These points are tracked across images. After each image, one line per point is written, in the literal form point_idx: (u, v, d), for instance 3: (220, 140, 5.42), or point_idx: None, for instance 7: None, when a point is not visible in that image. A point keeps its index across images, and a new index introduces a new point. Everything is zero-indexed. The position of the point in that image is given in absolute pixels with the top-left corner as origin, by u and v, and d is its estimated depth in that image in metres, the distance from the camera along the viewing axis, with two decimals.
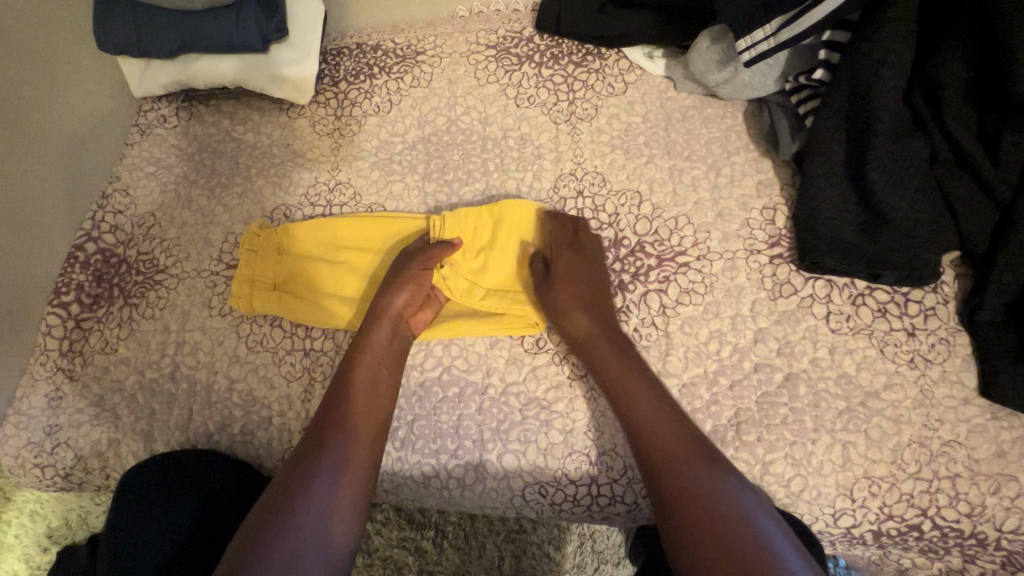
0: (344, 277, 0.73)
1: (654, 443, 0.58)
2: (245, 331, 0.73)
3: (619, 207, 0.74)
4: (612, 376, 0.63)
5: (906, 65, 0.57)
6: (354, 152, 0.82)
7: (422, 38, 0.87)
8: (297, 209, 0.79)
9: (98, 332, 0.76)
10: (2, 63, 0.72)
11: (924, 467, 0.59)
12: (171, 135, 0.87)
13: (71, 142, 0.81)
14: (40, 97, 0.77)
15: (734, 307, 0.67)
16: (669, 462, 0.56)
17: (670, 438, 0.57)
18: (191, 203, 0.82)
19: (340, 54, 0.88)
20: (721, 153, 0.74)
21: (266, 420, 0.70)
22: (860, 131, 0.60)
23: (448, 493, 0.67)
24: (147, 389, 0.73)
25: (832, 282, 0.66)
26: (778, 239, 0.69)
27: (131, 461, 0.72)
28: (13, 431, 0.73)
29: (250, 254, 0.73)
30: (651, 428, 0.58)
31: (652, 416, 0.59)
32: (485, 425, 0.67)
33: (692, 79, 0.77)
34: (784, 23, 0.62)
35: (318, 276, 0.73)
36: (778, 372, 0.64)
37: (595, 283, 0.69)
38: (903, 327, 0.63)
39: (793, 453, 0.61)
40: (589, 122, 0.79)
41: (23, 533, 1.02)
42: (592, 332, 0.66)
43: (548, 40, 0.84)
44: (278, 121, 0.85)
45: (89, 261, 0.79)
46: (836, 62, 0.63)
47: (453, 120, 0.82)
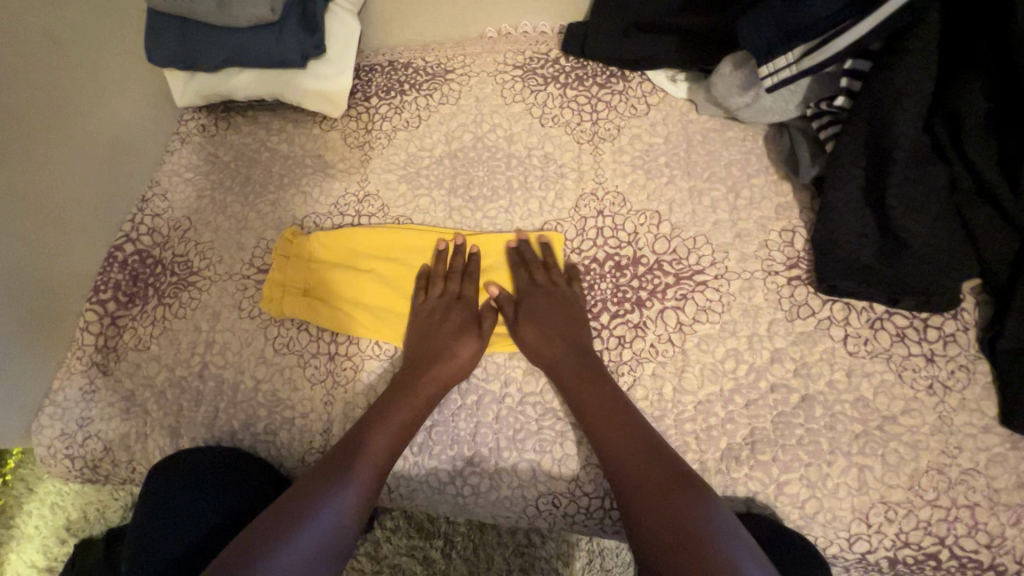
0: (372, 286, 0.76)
1: (636, 475, 0.58)
2: (272, 333, 0.76)
3: (638, 225, 0.75)
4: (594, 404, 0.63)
5: (927, 95, 0.57)
6: (383, 165, 0.85)
7: (451, 57, 0.91)
8: (326, 218, 0.82)
9: (132, 329, 0.79)
10: (58, 72, 0.78)
11: (942, 494, 0.59)
12: (208, 143, 0.90)
13: (115, 147, 0.85)
14: (90, 104, 0.82)
15: (751, 327, 0.68)
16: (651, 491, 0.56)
17: (647, 472, 0.57)
18: (225, 208, 0.85)
19: (372, 70, 0.92)
20: (741, 175, 0.76)
21: (289, 420, 0.72)
22: (881, 158, 0.61)
23: (462, 500, 0.69)
24: (177, 386, 0.76)
25: (850, 305, 0.66)
26: (796, 260, 0.70)
27: (157, 456, 0.75)
28: (48, 421, 0.76)
29: (283, 260, 0.77)
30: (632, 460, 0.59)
31: (634, 446, 0.59)
32: (501, 434, 0.68)
33: (713, 101, 0.79)
34: (806, 51, 0.63)
35: (345, 284, 0.75)
36: (794, 393, 0.64)
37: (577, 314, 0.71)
38: (922, 353, 0.63)
39: (808, 474, 0.61)
40: (612, 142, 0.81)
41: (43, 524, 1.05)
42: (567, 361, 0.67)
43: (573, 62, 0.87)
44: (311, 133, 0.89)
45: (127, 260, 0.83)
46: (858, 89, 0.64)
47: (479, 136, 0.85)
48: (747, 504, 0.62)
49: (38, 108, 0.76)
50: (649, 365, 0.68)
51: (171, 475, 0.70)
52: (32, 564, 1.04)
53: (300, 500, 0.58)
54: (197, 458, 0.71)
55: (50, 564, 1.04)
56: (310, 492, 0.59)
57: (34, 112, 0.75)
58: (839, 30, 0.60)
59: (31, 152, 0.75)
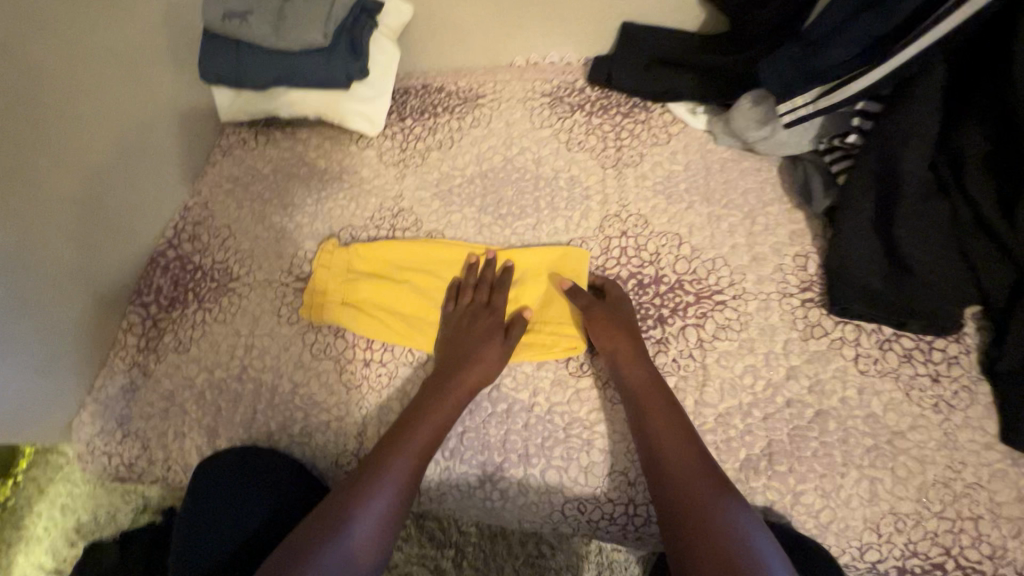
0: (404, 297, 0.80)
1: (672, 477, 0.61)
2: (310, 339, 0.79)
3: (660, 246, 0.80)
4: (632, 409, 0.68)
5: (933, 137, 0.62)
6: (417, 182, 0.89)
7: (483, 83, 0.96)
8: (362, 231, 0.86)
9: (172, 331, 0.82)
10: (120, 87, 0.82)
11: (948, 506, 0.63)
12: (249, 156, 0.95)
13: (161, 157, 0.89)
14: (143, 116, 0.86)
15: (767, 345, 0.72)
16: (683, 495, 0.60)
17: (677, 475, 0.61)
18: (264, 218, 0.89)
19: (407, 93, 0.97)
20: (757, 203, 0.81)
21: (325, 423, 0.75)
22: (890, 193, 0.66)
23: (490, 504, 0.71)
24: (215, 387, 0.78)
25: (860, 327, 0.71)
26: (809, 284, 0.75)
27: (193, 455, 0.77)
28: (88, 418, 0.80)
29: (324, 270, 0.81)
30: (670, 460, 0.62)
31: (676, 450, 0.63)
32: (530, 441, 0.71)
33: (731, 134, 0.84)
34: (821, 93, 0.70)
35: (384, 295, 0.79)
36: (809, 408, 0.68)
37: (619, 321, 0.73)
38: (928, 373, 0.68)
39: (823, 485, 0.65)
40: (635, 168, 0.86)
41: (54, 525, 1.06)
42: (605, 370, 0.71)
43: (598, 92, 0.92)
44: (348, 149, 0.93)
45: (169, 265, 0.86)
46: (868, 128, 0.70)
47: (508, 158, 0.90)
48: (765, 513, 0.65)
49: (100, 122, 0.80)
50: (671, 379, 0.72)
51: (218, 470, 0.73)
52: (40, 565, 1.05)
53: (346, 497, 0.62)
54: (241, 455, 0.74)
55: (58, 566, 1.05)
56: (355, 489, 0.63)
57: (98, 125, 0.79)
58: (855, 75, 0.66)
59: (90, 163, 0.79)
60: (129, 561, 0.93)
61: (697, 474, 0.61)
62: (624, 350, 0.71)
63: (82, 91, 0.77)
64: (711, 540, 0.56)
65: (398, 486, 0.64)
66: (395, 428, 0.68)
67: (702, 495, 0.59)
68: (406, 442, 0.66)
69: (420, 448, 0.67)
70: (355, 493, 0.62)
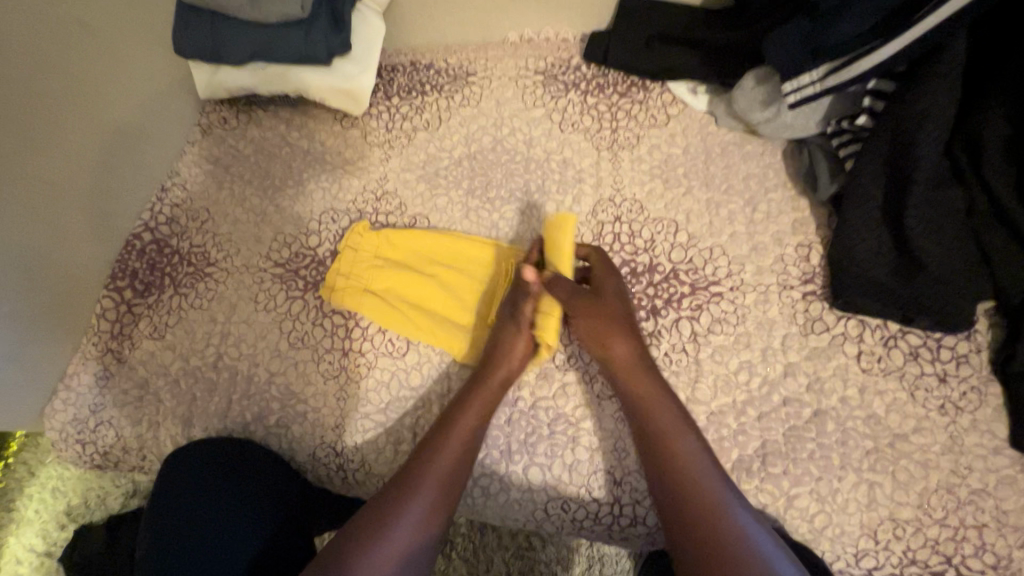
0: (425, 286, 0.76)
1: (688, 487, 0.56)
2: (288, 327, 0.76)
3: (655, 233, 0.76)
4: (637, 408, 0.62)
5: (950, 118, 0.58)
6: (402, 164, 0.85)
7: (474, 59, 0.91)
8: (344, 214, 0.83)
9: (147, 317, 0.80)
10: (89, 62, 0.78)
11: (950, 514, 0.59)
12: (229, 135, 0.91)
13: (137, 136, 0.85)
14: (117, 92, 0.82)
15: (765, 340, 0.68)
16: (698, 503, 0.55)
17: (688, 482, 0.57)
18: (244, 201, 0.85)
19: (394, 70, 0.92)
20: (758, 189, 0.77)
21: (301, 414, 0.72)
22: (901, 179, 0.62)
23: (471, 501, 0.69)
24: (191, 375, 0.76)
25: (864, 322, 0.67)
26: (811, 276, 0.71)
27: (168, 444, 0.75)
28: (61, 406, 0.77)
29: (350, 251, 0.78)
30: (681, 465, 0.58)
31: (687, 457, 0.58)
32: (513, 437, 0.68)
33: (733, 115, 0.80)
34: (831, 69, 0.65)
35: (410, 285, 0.76)
36: (806, 407, 0.65)
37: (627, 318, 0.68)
38: (935, 372, 0.64)
39: (818, 488, 0.61)
40: (631, 151, 0.82)
41: (44, 508, 1.05)
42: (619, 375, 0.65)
43: (595, 70, 0.88)
44: (332, 129, 0.89)
45: (145, 249, 0.83)
46: (880, 109, 0.64)
47: (498, 139, 0.85)
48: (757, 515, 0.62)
49: (68, 98, 0.76)
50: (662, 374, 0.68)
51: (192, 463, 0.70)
52: (31, 548, 1.04)
53: (373, 522, 0.57)
54: (216, 447, 0.71)
55: (50, 549, 1.04)
56: (381, 513, 0.58)
57: (66, 101, 0.75)
58: (869, 49, 0.61)
59: (58, 141, 0.75)
60: (114, 547, 0.92)
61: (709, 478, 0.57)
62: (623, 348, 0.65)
63: (48, 65, 0.73)
64: (736, 557, 0.52)
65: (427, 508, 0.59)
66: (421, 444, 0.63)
67: (716, 504, 0.55)
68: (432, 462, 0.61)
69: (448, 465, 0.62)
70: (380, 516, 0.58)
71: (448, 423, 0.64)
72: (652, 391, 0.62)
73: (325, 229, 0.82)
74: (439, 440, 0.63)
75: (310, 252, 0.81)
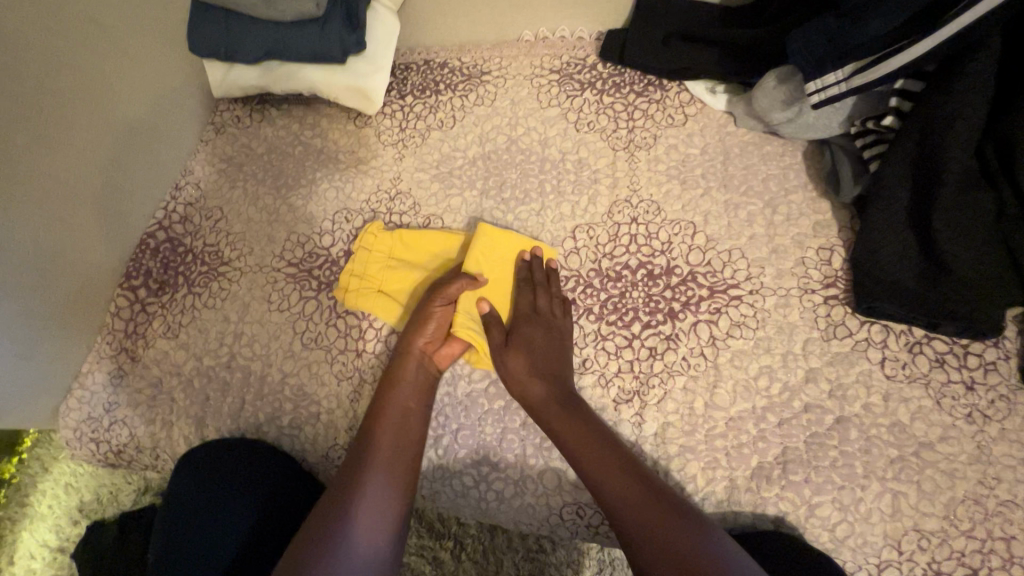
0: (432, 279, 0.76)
1: (621, 503, 0.57)
2: (301, 328, 0.76)
3: (672, 235, 0.74)
4: (557, 431, 0.63)
5: (983, 118, 0.56)
6: (416, 164, 0.85)
7: (488, 58, 0.90)
8: (357, 214, 0.82)
9: (161, 317, 0.80)
10: (104, 61, 0.78)
11: (977, 525, 0.58)
12: (242, 134, 0.91)
13: (152, 135, 0.85)
14: (132, 91, 0.82)
15: (786, 344, 0.67)
16: (635, 514, 0.56)
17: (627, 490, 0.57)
18: (257, 200, 0.85)
19: (408, 69, 0.92)
20: (778, 191, 0.75)
21: (315, 416, 0.72)
22: (929, 182, 0.60)
23: (485, 505, 0.68)
24: (204, 375, 0.76)
25: (887, 327, 0.66)
26: (833, 279, 0.69)
27: (181, 444, 0.75)
28: (75, 404, 0.78)
29: (364, 252, 0.77)
30: (610, 483, 0.58)
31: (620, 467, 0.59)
32: (528, 441, 0.68)
33: (753, 115, 0.78)
34: (857, 69, 0.63)
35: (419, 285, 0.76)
36: (828, 414, 0.63)
37: (558, 345, 0.69)
38: (962, 380, 0.62)
39: (840, 497, 0.60)
40: (648, 151, 0.80)
41: (57, 503, 1.06)
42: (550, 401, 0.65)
43: (611, 69, 0.87)
44: (346, 128, 0.89)
45: (159, 248, 0.83)
46: (908, 110, 0.63)
47: (513, 139, 0.84)
48: (777, 524, 0.61)
49: (84, 97, 0.76)
50: (680, 379, 0.67)
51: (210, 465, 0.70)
52: (44, 544, 1.04)
53: (308, 546, 0.55)
54: (233, 451, 0.71)
55: (63, 544, 1.04)
56: (317, 536, 0.56)
57: (82, 100, 0.75)
58: (896, 49, 0.60)
59: (73, 140, 0.75)
60: (126, 544, 0.92)
61: (638, 487, 0.57)
62: (540, 380, 0.66)
63: (64, 65, 0.73)
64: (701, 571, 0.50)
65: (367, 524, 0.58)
66: (349, 466, 0.62)
67: (654, 511, 0.55)
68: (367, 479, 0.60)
69: (383, 481, 0.61)
70: (315, 539, 0.55)
71: (378, 440, 0.63)
72: (564, 414, 0.63)
73: (338, 229, 0.81)
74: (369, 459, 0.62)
75: (323, 252, 0.80)
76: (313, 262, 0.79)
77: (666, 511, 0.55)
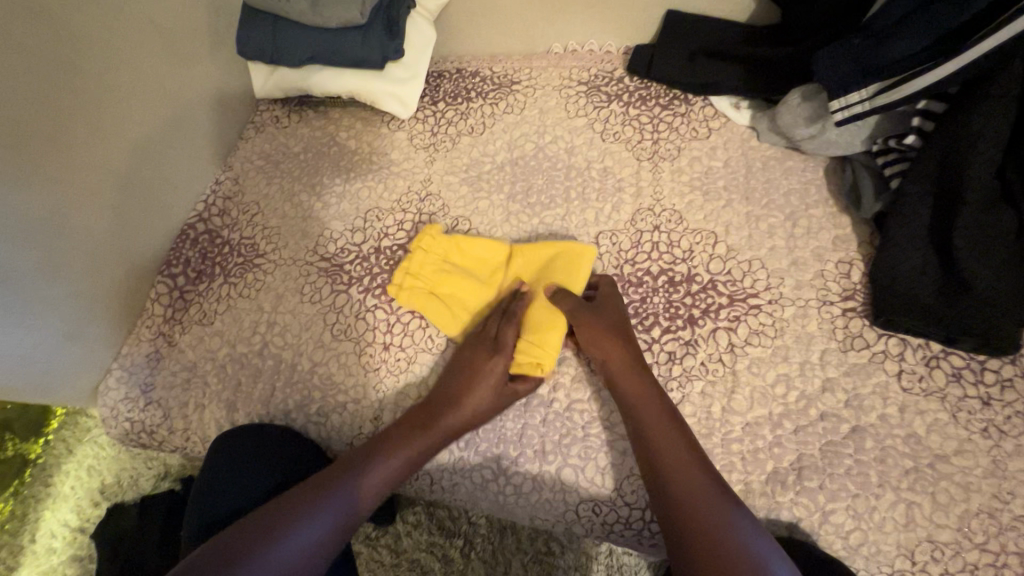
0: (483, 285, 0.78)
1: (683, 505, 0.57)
2: (331, 320, 0.78)
3: (694, 244, 0.76)
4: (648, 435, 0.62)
5: (1003, 140, 0.57)
6: (447, 167, 0.88)
7: (519, 69, 0.94)
8: (388, 213, 0.85)
9: (198, 304, 0.83)
10: (158, 61, 0.83)
11: (992, 538, 0.58)
12: (281, 133, 0.95)
13: (197, 133, 0.90)
14: (182, 90, 0.87)
15: (803, 354, 0.68)
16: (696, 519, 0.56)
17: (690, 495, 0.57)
18: (293, 196, 0.89)
19: (441, 76, 0.96)
20: (799, 205, 0.77)
21: (341, 405, 0.75)
22: (951, 199, 0.61)
23: (503, 498, 0.70)
24: (237, 361, 0.79)
25: (905, 341, 0.67)
26: (852, 292, 0.71)
27: (211, 427, 0.78)
28: (114, 384, 0.81)
29: (421, 254, 0.79)
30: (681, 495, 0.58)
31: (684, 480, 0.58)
32: (548, 437, 0.69)
33: (776, 131, 0.80)
34: (880, 89, 0.66)
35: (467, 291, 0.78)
36: (844, 423, 0.64)
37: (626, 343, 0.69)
38: (978, 395, 0.63)
39: (855, 505, 0.61)
40: (671, 162, 0.83)
41: (78, 485, 1.09)
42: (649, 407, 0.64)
43: (637, 83, 0.89)
44: (380, 131, 0.92)
45: (198, 238, 0.87)
46: (929, 130, 0.65)
47: (541, 146, 0.87)
48: (790, 529, 0.62)
49: (139, 94, 0.80)
50: (698, 383, 0.69)
51: (246, 442, 0.73)
52: (64, 524, 1.06)
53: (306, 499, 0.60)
54: (266, 435, 0.73)
55: (82, 525, 1.06)
56: (310, 494, 0.60)
57: (137, 97, 0.80)
58: (917, 72, 0.62)
59: (126, 134, 0.79)
60: (146, 526, 0.95)
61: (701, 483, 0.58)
62: (625, 377, 0.67)
63: (123, 65, 0.78)
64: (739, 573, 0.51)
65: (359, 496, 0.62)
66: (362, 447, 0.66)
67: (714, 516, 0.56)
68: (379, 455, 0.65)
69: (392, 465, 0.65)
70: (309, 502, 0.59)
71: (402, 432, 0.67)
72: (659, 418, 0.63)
73: (369, 227, 0.84)
74: (390, 443, 0.66)
75: (353, 248, 0.83)
76: (344, 257, 0.82)
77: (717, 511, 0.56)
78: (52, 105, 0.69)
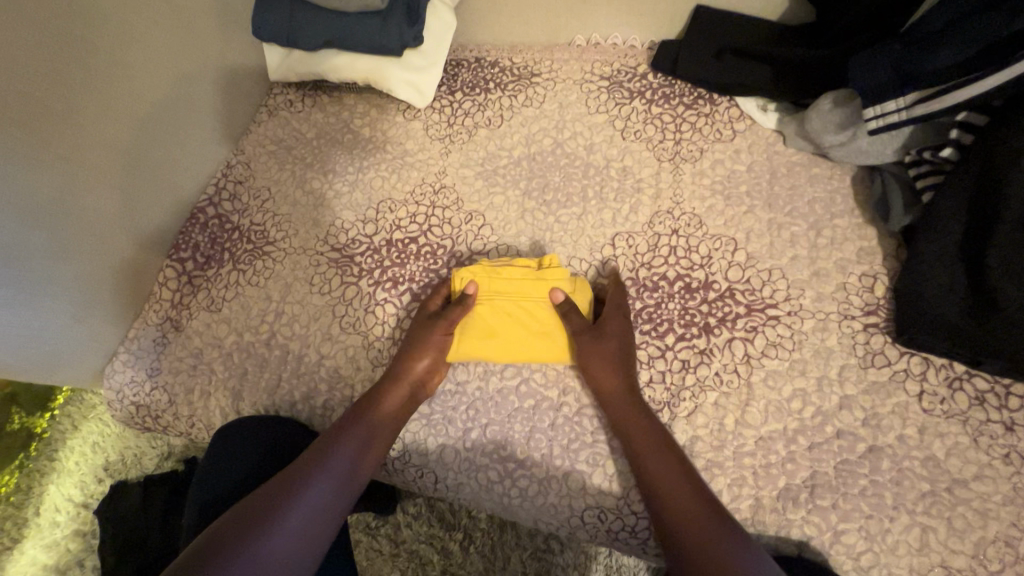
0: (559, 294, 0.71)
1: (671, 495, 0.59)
2: (340, 312, 0.77)
3: (713, 250, 0.75)
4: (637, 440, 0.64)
5: None
6: (462, 159, 0.86)
7: (539, 61, 0.91)
8: (401, 205, 0.83)
9: (206, 290, 0.82)
10: (168, 37, 0.80)
11: (1007, 567, 0.57)
12: (294, 119, 0.93)
13: (207, 114, 0.88)
14: (194, 69, 0.85)
15: (821, 369, 0.67)
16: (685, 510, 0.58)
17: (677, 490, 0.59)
18: (305, 182, 0.87)
19: (459, 65, 0.93)
20: (824, 214, 0.75)
21: (347, 399, 0.74)
22: (985, 219, 0.59)
23: (508, 500, 0.69)
24: (244, 350, 0.78)
25: (928, 360, 0.65)
26: (875, 307, 0.69)
27: (216, 414, 0.77)
28: (118, 367, 0.80)
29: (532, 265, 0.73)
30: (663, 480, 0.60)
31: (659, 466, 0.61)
32: (556, 441, 0.69)
33: (804, 136, 0.78)
34: (920, 98, 0.63)
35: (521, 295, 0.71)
36: (861, 442, 0.63)
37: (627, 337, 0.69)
38: (1001, 420, 0.62)
39: (867, 526, 0.60)
40: (693, 164, 0.80)
41: (84, 461, 1.09)
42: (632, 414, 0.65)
43: (662, 80, 0.87)
44: (394, 119, 0.90)
45: (208, 223, 0.86)
46: (969, 143, 0.61)
47: (559, 142, 0.85)
48: (799, 547, 0.61)
49: (149, 72, 0.78)
50: (711, 395, 0.67)
51: (252, 429, 0.72)
52: (69, 499, 1.07)
53: (275, 496, 0.57)
54: (270, 422, 0.73)
55: (86, 500, 1.06)
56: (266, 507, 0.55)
57: (146, 74, 0.78)
58: (958, 84, 0.59)
59: (135, 112, 0.77)
60: (149, 506, 0.95)
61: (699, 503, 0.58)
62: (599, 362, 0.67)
63: (133, 40, 0.76)
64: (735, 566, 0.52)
65: (336, 485, 0.60)
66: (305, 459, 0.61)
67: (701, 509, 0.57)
68: (340, 442, 0.63)
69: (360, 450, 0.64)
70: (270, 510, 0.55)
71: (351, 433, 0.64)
72: (624, 412, 0.65)
73: (381, 218, 0.83)
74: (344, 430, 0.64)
75: (364, 239, 0.82)
76: (355, 249, 0.81)
77: (698, 518, 0.57)
78: (60, 81, 0.68)
